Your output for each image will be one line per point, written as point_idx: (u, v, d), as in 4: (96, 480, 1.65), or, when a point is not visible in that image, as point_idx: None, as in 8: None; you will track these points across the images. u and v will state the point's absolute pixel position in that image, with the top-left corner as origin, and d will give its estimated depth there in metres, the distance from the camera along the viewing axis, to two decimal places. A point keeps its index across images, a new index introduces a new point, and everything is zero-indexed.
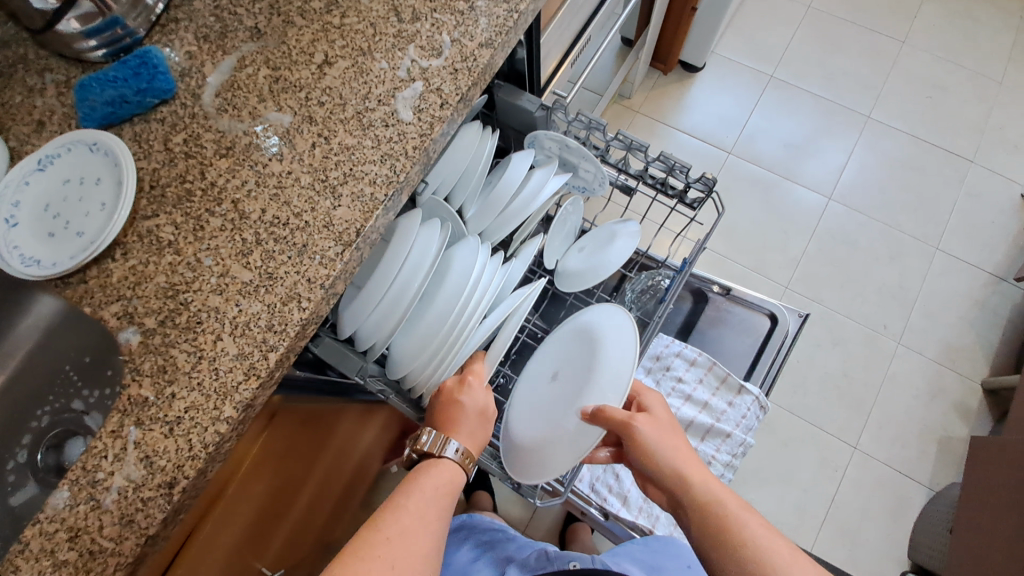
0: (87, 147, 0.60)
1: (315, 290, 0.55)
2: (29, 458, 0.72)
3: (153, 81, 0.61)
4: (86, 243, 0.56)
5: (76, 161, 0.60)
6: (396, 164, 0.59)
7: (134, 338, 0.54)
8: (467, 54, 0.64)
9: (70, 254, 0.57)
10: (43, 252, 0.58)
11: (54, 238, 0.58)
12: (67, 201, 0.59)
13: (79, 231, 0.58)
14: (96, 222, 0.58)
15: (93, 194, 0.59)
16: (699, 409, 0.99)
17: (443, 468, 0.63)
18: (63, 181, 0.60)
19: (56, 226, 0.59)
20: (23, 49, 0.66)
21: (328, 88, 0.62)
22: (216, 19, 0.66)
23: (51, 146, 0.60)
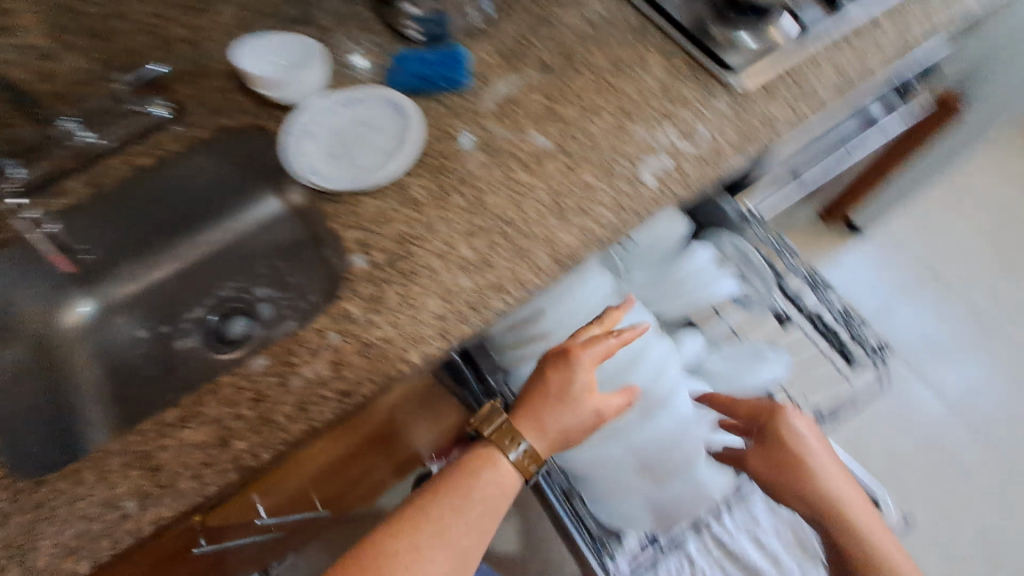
0: (387, 102, 0.71)
1: (519, 290, 0.62)
2: (201, 317, 0.83)
3: (456, 74, 0.72)
4: (360, 175, 0.67)
5: (371, 108, 0.71)
6: (623, 216, 0.65)
7: (360, 265, 0.63)
8: (718, 150, 0.69)
9: (343, 178, 0.67)
10: (321, 165, 0.68)
11: (333, 159, 0.69)
12: (353, 135, 0.70)
13: (358, 163, 0.68)
14: (372, 162, 0.68)
15: (377, 140, 0.69)
16: None
17: (508, 466, 0.60)
18: (356, 119, 0.71)
19: (337, 150, 0.69)
20: (361, 8, 0.81)
21: (589, 131, 0.70)
22: (516, 42, 0.76)
23: (360, 90, 0.71)
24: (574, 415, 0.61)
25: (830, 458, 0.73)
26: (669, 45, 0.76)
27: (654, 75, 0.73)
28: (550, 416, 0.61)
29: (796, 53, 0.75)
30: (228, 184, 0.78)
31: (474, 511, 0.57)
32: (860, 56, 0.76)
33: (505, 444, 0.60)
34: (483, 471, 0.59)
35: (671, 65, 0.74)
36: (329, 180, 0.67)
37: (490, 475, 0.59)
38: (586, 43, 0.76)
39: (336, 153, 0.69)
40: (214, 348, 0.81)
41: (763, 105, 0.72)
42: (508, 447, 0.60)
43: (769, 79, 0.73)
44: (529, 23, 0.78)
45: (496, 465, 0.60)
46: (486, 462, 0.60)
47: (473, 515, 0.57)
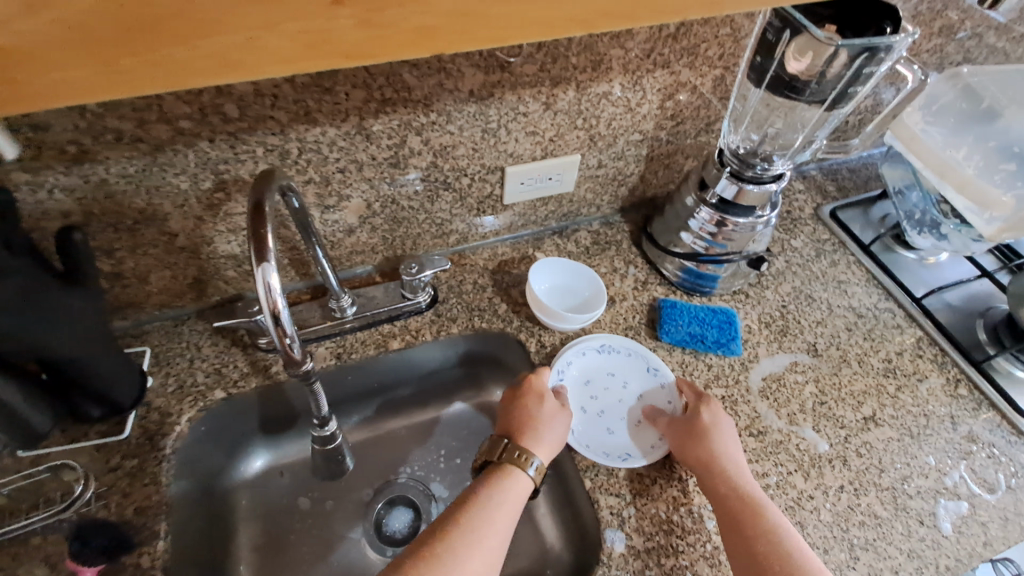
0: (648, 367, 0.67)
1: None
2: (368, 500, 0.70)
3: (731, 342, 0.69)
4: (618, 449, 0.62)
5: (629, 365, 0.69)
6: (923, 570, 0.56)
7: (617, 545, 0.55)
8: (1021, 511, 0.61)
9: (598, 445, 0.62)
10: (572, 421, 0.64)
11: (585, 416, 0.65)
12: (606, 392, 0.67)
13: (613, 430, 0.64)
14: (628, 433, 0.64)
15: (632, 405, 0.66)
16: None
17: (525, 480, 0.55)
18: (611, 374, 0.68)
19: (590, 406, 0.65)
20: (620, 236, 0.82)
21: (868, 443, 0.64)
22: (782, 315, 0.74)
23: (618, 341, 0.69)
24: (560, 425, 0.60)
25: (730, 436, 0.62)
26: (944, 361, 0.72)
27: (936, 394, 0.69)
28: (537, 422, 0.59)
29: None
30: (449, 363, 0.75)
31: (504, 526, 0.51)
32: None
33: (518, 458, 0.56)
34: (501, 480, 0.54)
35: (951, 388, 0.70)
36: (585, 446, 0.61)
37: (512, 494, 0.54)
38: (854, 336, 0.73)
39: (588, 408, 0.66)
40: (376, 548, 0.67)
41: None
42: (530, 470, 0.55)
43: None
44: (793, 296, 0.77)
45: (511, 475, 0.55)
46: (500, 471, 0.55)
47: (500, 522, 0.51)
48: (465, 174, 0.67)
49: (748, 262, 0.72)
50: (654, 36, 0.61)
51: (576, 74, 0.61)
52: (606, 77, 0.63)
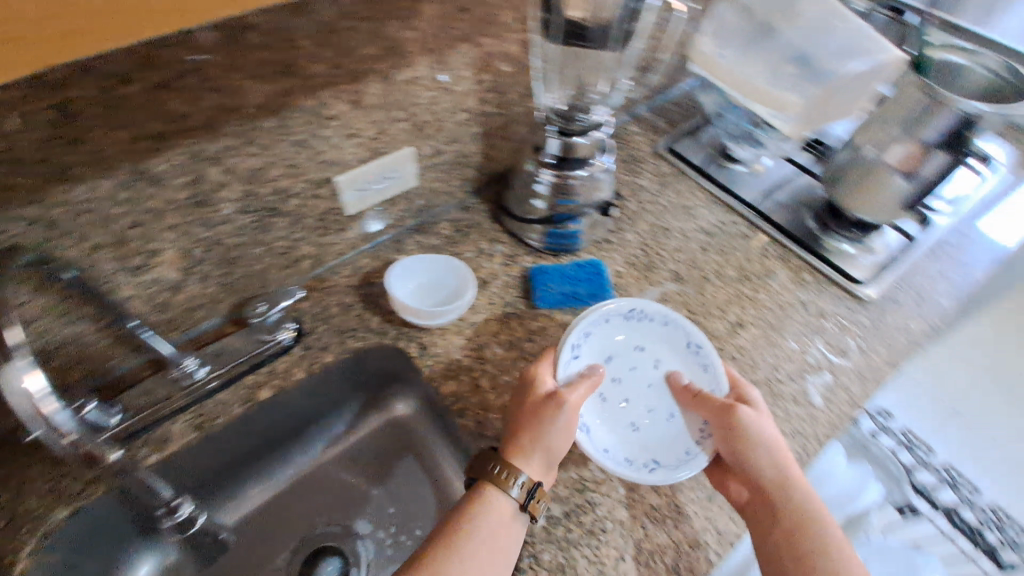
0: (687, 343, 0.63)
1: (724, 544, 0.56)
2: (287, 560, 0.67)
3: (603, 291, 0.71)
4: (644, 457, 0.59)
5: (658, 340, 0.65)
6: (806, 444, 0.62)
7: (538, 520, 0.55)
8: (873, 365, 0.68)
9: (623, 448, 0.59)
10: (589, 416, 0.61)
11: (603, 406, 0.62)
12: (633, 374, 0.64)
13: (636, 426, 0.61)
14: (662, 432, 0.60)
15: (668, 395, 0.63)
16: None
17: (505, 502, 0.51)
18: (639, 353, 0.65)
19: (611, 396, 0.63)
20: (480, 218, 0.82)
21: (740, 347, 0.69)
22: (644, 253, 0.79)
23: (653, 309, 0.64)
24: (558, 434, 0.55)
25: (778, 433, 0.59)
26: (787, 255, 0.80)
27: (786, 286, 0.76)
28: (526, 432, 0.55)
29: (908, 258, 0.79)
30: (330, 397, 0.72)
31: (478, 565, 0.48)
32: (960, 265, 0.80)
33: (500, 477, 0.52)
34: (478, 507, 0.51)
35: (796, 277, 0.77)
36: (603, 450, 0.57)
37: (494, 519, 0.50)
38: (709, 254, 0.79)
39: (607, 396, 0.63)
40: None
41: (895, 316, 0.73)
42: (511, 488, 0.52)
43: (889, 286, 0.77)
44: (649, 233, 0.81)
45: (491, 500, 0.51)
46: (479, 497, 0.52)
47: (473, 557, 0.48)
48: (291, 196, 0.63)
49: (599, 210, 0.75)
50: (444, 10, 0.59)
51: (375, 65, 0.58)
52: (409, 62, 0.61)
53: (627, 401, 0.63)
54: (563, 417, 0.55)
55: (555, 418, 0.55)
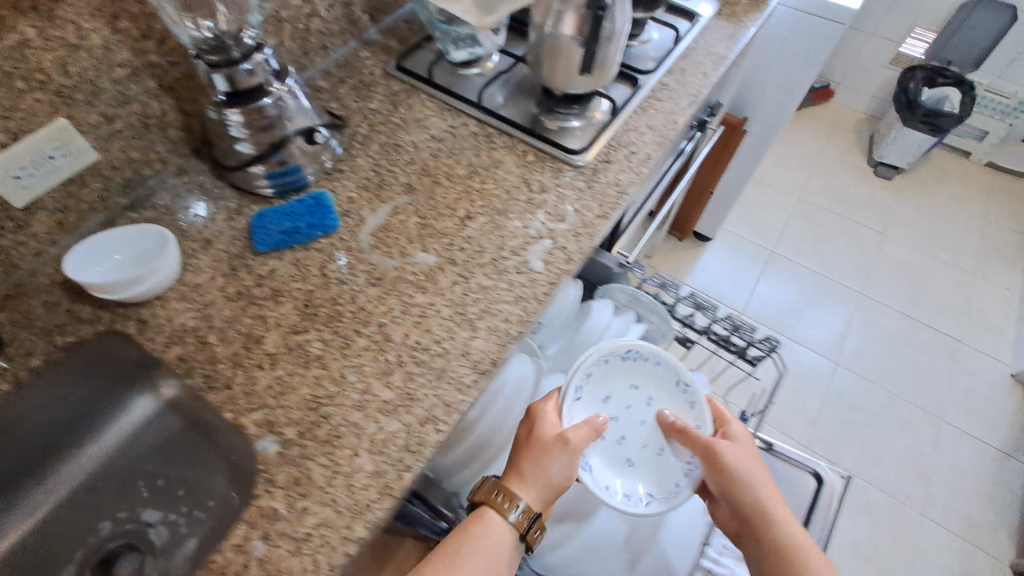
0: (676, 382, 0.77)
1: (452, 415, 0.60)
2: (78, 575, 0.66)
3: (325, 220, 0.71)
4: (638, 491, 0.74)
5: (651, 381, 0.80)
6: (527, 305, 0.67)
7: (271, 448, 0.57)
8: (588, 222, 0.73)
9: (614, 483, 0.74)
10: (596, 459, 0.76)
11: (601, 444, 0.77)
12: (630, 414, 0.79)
13: (631, 463, 0.76)
14: (644, 462, 0.76)
15: (630, 422, 0.79)
16: None
17: (502, 524, 0.62)
18: (634, 393, 0.80)
19: (612, 435, 0.78)
20: (202, 177, 0.78)
21: (468, 237, 0.72)
22: (376, 173, 0.78)
23: (652, 353, 0.78)
24: (556, 464, 0.65)
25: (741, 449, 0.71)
26: (514, 143, 0.82)
27: (512, 170, 0.79)
28: (529, 463, 0.65)
29: (620, 119, 0.85)
30: (81, 399, 0.69)
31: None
32: (669, 114, 0.86)
33: (499, 502, 0.63)
34: (479, 526, 0.62)
35: (522, 160, 0.80)
36: (606, 489, 0.72)
37: (486, 537, 0.61)
38: (441, 159, 0.80)
39: (610, 437, 0.78)
40: None
41: (609, 173, 0.79)
42: (509, 514, 0.62)
43: (604, 149, 0.82)
44: (382, 152, 0.80)
45: (489, 520, 0.62)
46: (481, 515, 0.63)
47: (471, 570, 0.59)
48: None
49: (304, 137, 0.72)
50: None
51: None
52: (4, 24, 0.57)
53: (623, 437, 0.78)
54: (563, 456, 0.65)
55: (564, 455, 0.66)
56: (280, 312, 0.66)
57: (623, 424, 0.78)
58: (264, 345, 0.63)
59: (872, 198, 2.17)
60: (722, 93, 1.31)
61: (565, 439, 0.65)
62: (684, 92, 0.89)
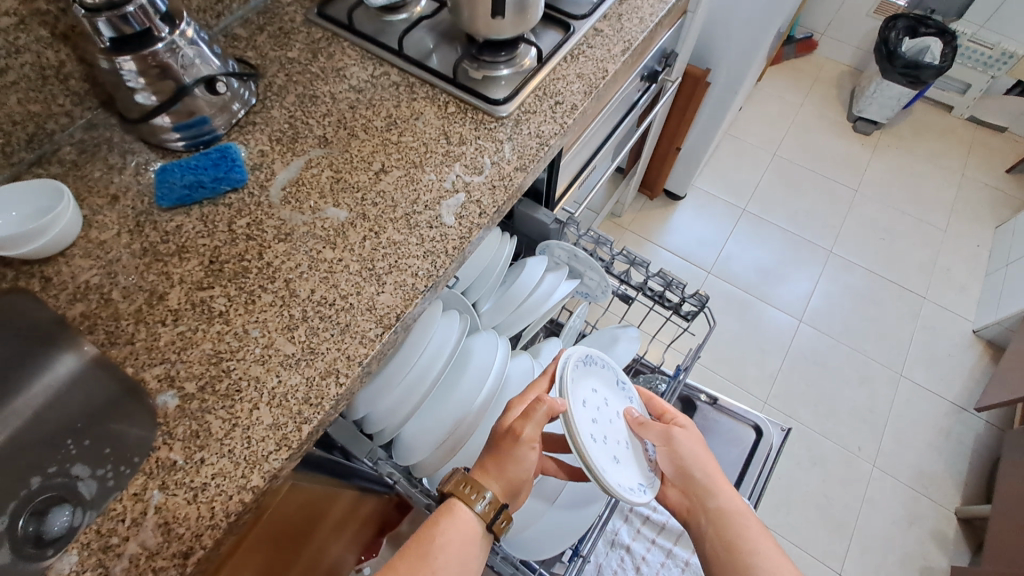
0: (618, 381, 0.78)
1: (353, 367, 0.59)
2: (7, 525, 0.66)
3: (230, 172, 0.69)
4: (634, 481, 0.66)
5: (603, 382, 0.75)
6: (437, 261, 0.66)
7: (171, 402, 0.57)
8: (505, 174, 0.73)
9: (622, 482, 0.64)
10: (605, 465, 0.63)
11: (595, 444, 0.65)
12: (601, 415, 0.70)
13: (620, 460, 0.67)
14: (627, 458, 0.68)
15: (603, 425, 0.69)
16: (674, 541, 0.99)
17: (471, 517, 0.61)
18: (597, 394, 0.72)
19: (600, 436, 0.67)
20: (109, 132, 0.75)
21: (382, 191, 0.71)
22: (290, 126, 0.76)
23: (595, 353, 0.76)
24: (517, 461, 0.62)
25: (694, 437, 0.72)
26: (436, 94, 0.80)
27: (432, 122, 0.77)
28: (493, 458, 0.63)
29: (546, 68, 0.82)
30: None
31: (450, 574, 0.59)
32: (598, 62, 0.84)
33: (467, 494, 0.61)
34: (448, 520, 0.61)
35: (443, 111, 0.78)
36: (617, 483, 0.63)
37: (456, 528, 0.61)
38: (358, 111, 0.78)
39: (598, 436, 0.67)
40: (30, 557, 0.64)
41: (531, 124, 0.78)
42: (476, 507, 0.61)
43: (528, 99, 0.80)
44: (297, 103, 0.79)
45: (456, 513, 0.61)
46: (449, 508, 0.62)
47: (439, 564, 0.59)
48: None
49: (203, 88, 0.70)
50: None
51: None
52: None
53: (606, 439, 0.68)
54: (523, 451, 0.62)
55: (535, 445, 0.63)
56: (184, 268, 0.65)
57: (602, 424, 0.69)
58: (168, 301, 0.63)
59: (847, 155, 2.13)
60: (679, 43, 1.26)
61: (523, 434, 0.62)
62: (618, 39, 0.87)
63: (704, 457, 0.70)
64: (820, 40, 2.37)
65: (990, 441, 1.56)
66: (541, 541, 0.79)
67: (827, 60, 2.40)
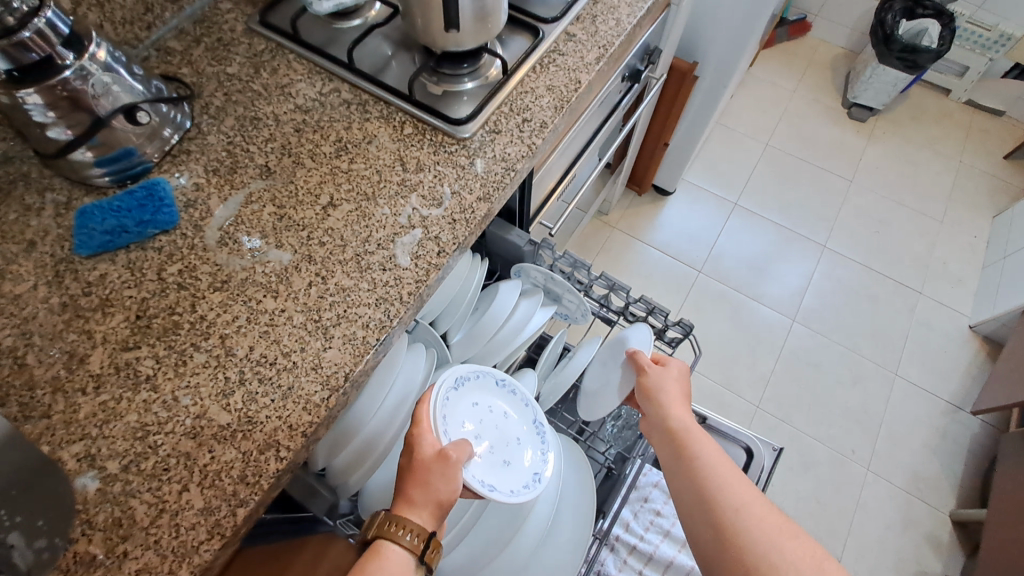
0: (496, 381, 0.76)
1: (295, 438, 0.53)
2: None
3: (157, 214, 0.62)
4: (527, 476, 0.71)
5: (481, 391, 0.75)
6: (390, 308, 0.60)
7: (91, 485, 0.51)
8: (467, 206, 0.66)
9: (515, 486, 0.68)
10: (490, 480, 0.67)
11: (480, 462, 0.69)
12: (483, 425, 0.73)
13: (511, 461, 0.71)
14: (516, 456, 0.72)
15: (487, 436, 0.72)
16: (661, 571, 0.95)
17: (400, 552, 0.55)
18: (478, 408, 0.73)
19: (482, 450, 0.70)
20: (27, 166, 0.68)
21: (330, 229, 0.64)
22: (228, 154, 0.69)
23: (464, 369, 0.73)
24: (443, 480, 0.59)
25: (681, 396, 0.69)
26: (390, 113, 0.73)
27: (386, 146, 0.70)
28: (416, 486, 0.58)
29: (513, 80, 0.75)
30: None
31: None
32: (570, 72, 0.77)
33: (391, 531, 0.56)
34: (375, 561, 0.55)
35: (398, 133, 0.71)
36: (512, 493, 0.67)
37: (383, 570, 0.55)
38: (305, 134, 0.71)
39: (483, 453, 0.70)
40: None
41: (496, 145, 0.70)
42: (403, 540, 0.55)
43: (493, 117, 0.72)
44: (237, 127, 0.71)
45: (385, 552, 0.55)
46: (376, 551, 0.56)
47: None
48: None
49: (125, 117, 0.62)
50: None
51: None
52: None
53: (489, 449, 0.71)
54: (443, 470, 0.59)
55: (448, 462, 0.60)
56: (109, 325, 0.58)
57: (484, 436, 0.72)
58: (89, 364, 0.56)
59: (842, 143, 2.05)
60: (662, 38, 1.18)
61: (447, 454, 0.59)
62: (592, 44, 0.80)
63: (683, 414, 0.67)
64: (813, 22, 2.27)
65: (985, 442, 1.53)
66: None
67: (821, 42, 2.30)
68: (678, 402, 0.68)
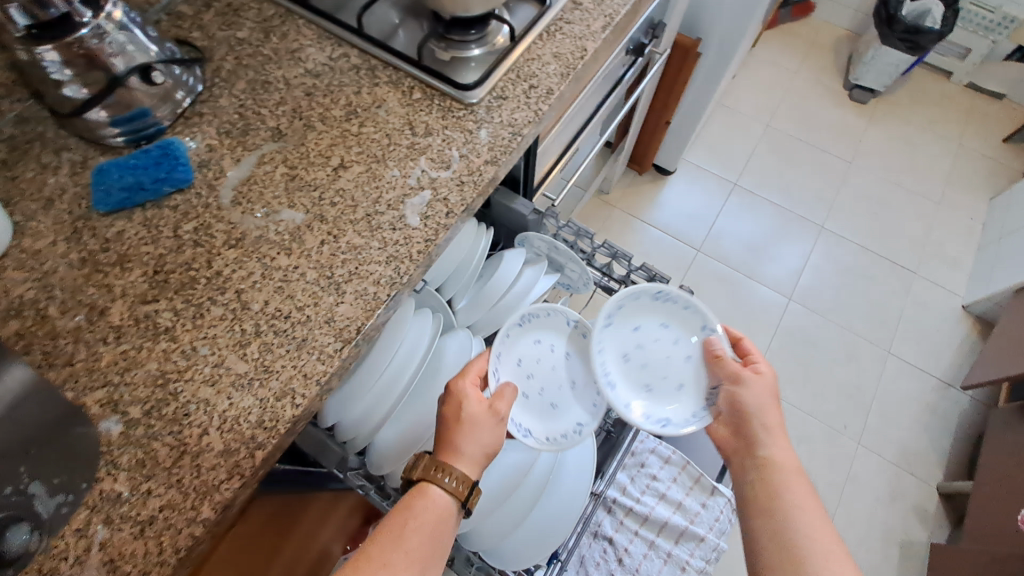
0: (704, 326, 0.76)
1: (310, 386, 0.56)
2: None
3: (174, 171, 0.64)
4: (657, 413, 0.74)
5: (682, 323, 0.78)
6: (400, 266, 0.62)
7: (115, 429, 0.53)
8: (475, 168, 0.68)
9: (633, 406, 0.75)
10: (619, 379, 0.76)
11: (626, 364, 0.77)
12: (657, 344, 0.78)
13: (651, 389, 0.75)
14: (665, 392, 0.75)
15: (643, 352, 0.78)
16: (656, 532, 0.98)
17: (442, 495, 0.59)
18: (664, 329, 0.78)
19: (636, 359, 0.77)
20: (42, 126, 0.69)
21: (341, 190, 0.66)
22: (240, 116, 0.70)
23: (654, 288, 0.77)
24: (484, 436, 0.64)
25: (772, 405, 0.68)
26: (399, 78, 0.74)
27: (395, 111, 0.71)
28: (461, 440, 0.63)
29: (519, 47, 0.76)
30: None
31: (420, 555, 0.56)
32: (577, 39, 0.78)
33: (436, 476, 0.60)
34: (418, 502, 0.59)
35: (407, 98, 0.72)
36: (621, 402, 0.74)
37: (426, 512, 0.59)
38: (314, 98, 0.72)
39: (636, 363, 0.77)
40: None
41: (503, 111, 0.72)
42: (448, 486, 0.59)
43: (501, 83, 0.74)
44: (248, 91, 0.72)
45: (429, 495, 0.59)
46: (419, 494, 0.60)
47: (412, 546, 0.56)
48: None
49: (138, 76, 0.63)
50: None
51: None
52: None
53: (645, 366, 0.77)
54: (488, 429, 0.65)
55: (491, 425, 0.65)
56: (127, 280, 0.60)
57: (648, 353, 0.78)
58: (109, 317, 0.58)
59: (843, 125, 2.06)
60: (667, 13, 1.18)
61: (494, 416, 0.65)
62: (598, 13, 0.81)
63: (768, 419, 0.67)
64: (818, 2, 2.26)
65: (973, 417, 1.57)
66: (529, 545, 0.77)
67: (825, 23, 2.30)
68: (768, 410, 0.67)
